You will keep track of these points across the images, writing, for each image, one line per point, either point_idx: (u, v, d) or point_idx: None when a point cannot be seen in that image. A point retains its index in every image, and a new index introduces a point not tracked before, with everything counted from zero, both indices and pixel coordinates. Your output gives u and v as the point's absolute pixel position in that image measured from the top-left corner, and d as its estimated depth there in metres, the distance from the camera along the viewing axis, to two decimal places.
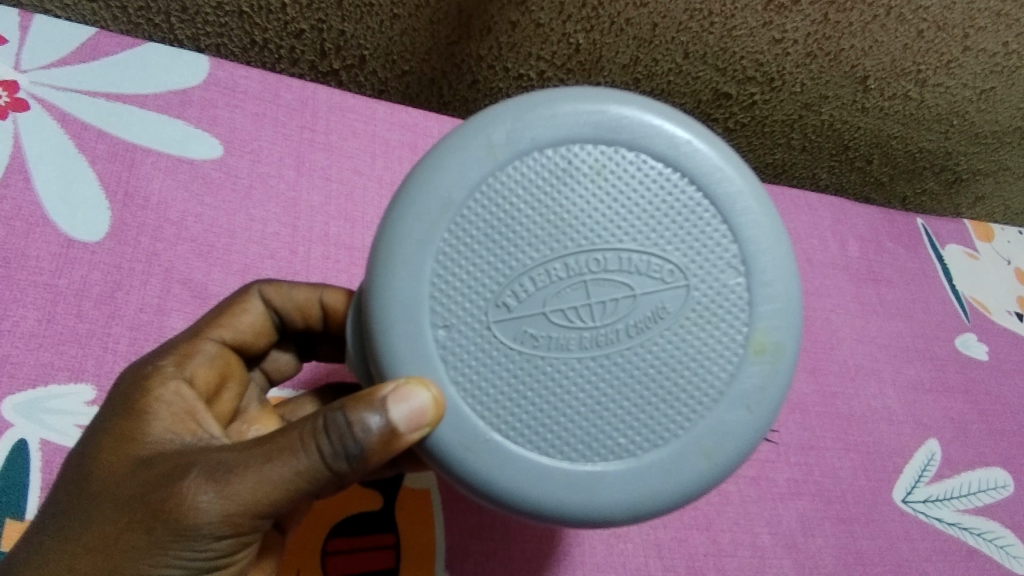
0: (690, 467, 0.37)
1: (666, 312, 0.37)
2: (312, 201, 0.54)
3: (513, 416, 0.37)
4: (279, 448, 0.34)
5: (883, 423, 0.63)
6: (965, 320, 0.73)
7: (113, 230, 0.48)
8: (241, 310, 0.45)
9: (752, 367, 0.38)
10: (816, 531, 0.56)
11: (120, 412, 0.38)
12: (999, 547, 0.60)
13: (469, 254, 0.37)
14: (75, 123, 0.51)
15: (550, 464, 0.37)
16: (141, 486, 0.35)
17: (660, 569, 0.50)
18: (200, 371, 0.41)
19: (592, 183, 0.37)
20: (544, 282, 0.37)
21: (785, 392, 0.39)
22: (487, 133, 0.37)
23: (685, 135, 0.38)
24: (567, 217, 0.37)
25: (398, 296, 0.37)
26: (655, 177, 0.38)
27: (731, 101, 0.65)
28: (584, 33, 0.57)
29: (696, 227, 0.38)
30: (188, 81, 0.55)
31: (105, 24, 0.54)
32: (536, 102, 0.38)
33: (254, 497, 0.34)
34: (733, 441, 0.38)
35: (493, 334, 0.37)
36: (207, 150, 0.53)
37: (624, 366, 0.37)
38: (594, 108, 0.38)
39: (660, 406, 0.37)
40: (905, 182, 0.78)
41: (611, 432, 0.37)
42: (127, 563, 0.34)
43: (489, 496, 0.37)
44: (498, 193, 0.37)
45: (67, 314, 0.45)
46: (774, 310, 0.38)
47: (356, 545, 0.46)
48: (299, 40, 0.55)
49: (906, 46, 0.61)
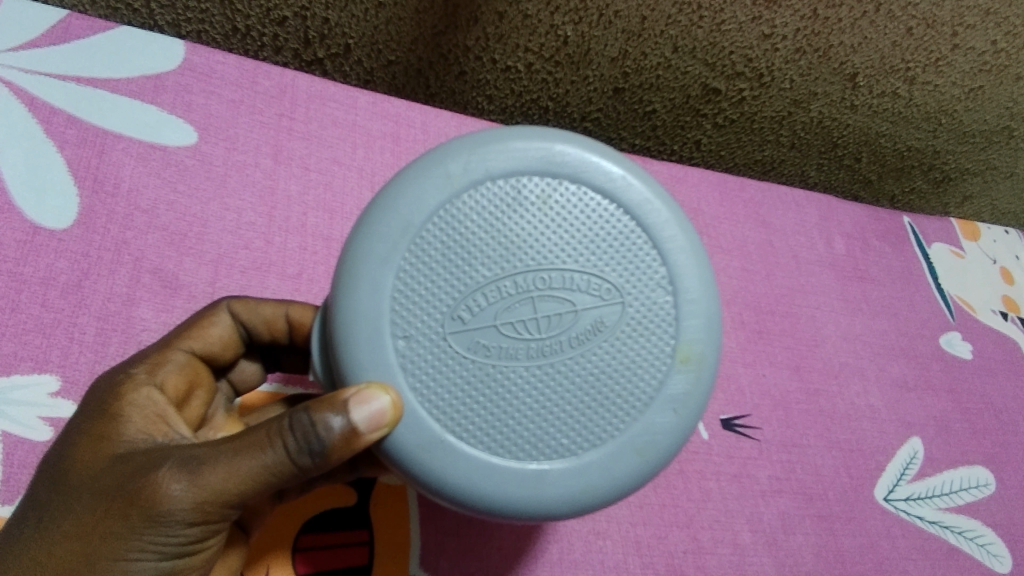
0: (624, 466, 0.37)
1: (605, 326, 0.37)
2: (290, 190, 0.53)
3: (466, 419, 0.36)
4: (248, 442, 0.34)
5: (866, 421, 0.63)
6: (950, 318, 0.72)
7: (81, 218, 0.47)
8: (209, 323, 0.44)
9: (678, 376, 0.37)
10: (796, 528, 0.55)
11: (97, 411, 0.37)
12: (980, 546, 0.60)
13: (425, 270, 0.37)
14: (44, 108, 0.49)
15: (499, 463, 0.36)
16: (116, 479, 0.34)
17: (638, 566, 0.50)
18: (171, 380, 0.41)
19: (540, 211, 0.37)
20: (495, 298, 0.37)
21: (708, 401, 0.39)
22: (441, 162, 0.37)
23: (620, 170, 0.39)
24: (517, 241, 0.37)
25: (359, 309, 0.36)
26: (594, 208, 0.38)
27: (720, 97, 0.65)
28: (573, 25, 0.56)
29: (630, 251, 0.38)
30: (164, 66, 0.53)
31: (82, 8, 0.53)
32: (489, 136, 0.38)
33: (224, 488, 0.34)
34: (664, 441, 0.37)
35: (449, 344, 0.36)
36: (181, 137, 0.52)
37: (568, 378, 0.37)
38: (541, 143, 0.38)
39: (596, 413, 0.37)
40: (894, 180, 0.78)
41: (555, 434, 0.36)
42: (103, 550, 0.33)
43: (443, 496, 0.37)
44: (453, 219, 0.37)
45: (30, 303, 0.44)
46: (699, 324, 0.38)
47: (328, 541, 0.45)
48: (282, 28, 0.54)
49: (895, 43, 0.61)
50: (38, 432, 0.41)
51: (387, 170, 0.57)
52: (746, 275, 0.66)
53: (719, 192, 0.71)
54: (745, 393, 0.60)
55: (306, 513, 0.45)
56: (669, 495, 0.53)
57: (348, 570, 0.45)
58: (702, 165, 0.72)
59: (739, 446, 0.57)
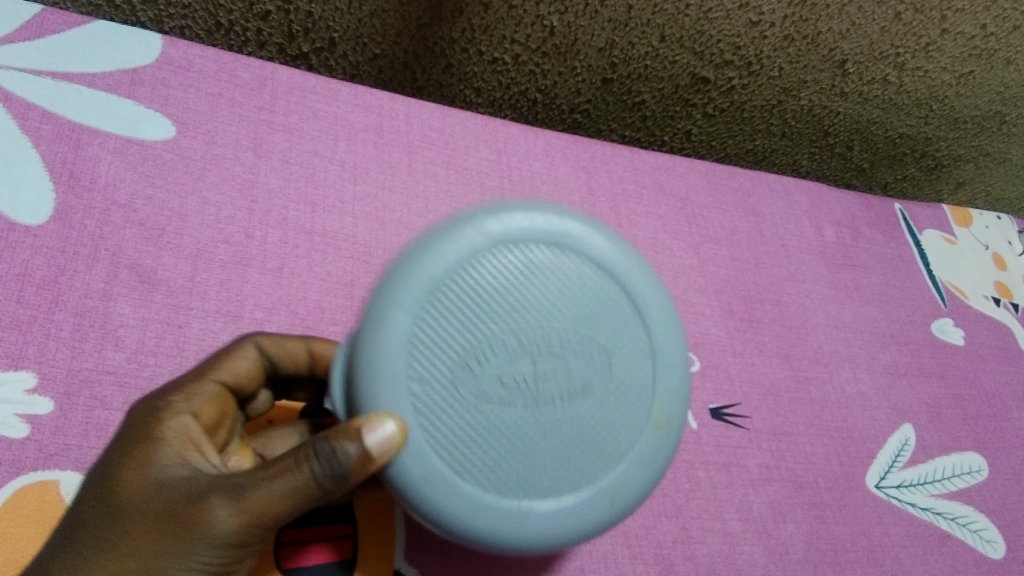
0: (598, 515, 0.37)
1: (595, 385, 0.38)
2: (270, 184, 0.53)
3: (465, 457, 0.36)
4: (281, 467, 0.36)
5: (857, 409, 0.62)
6: (941, 305, 0.72)
7: (57, 214, 0.46)
8: (237, 356, 0.43)
9: (650, 436, 0.38)
10: (787, 516, 0.55)
11: (139, 434, 0.37)
12: (972, 532, 0.60)
13: (439, 319, 0.36)
14: (18, 103, 0.49)
15: (490, 499, 0.36)
16: (164, 504, 0.35)
17: (627, 557, 0.49)
18: (208, 410, 0.40)
19: (546, 278, 0.38)
20: (501, 352, 0.37)
21: (673, 461, 0.40)
22: (459, 227, 0.38)
23: (621, 250, 0.40)
24: (524, 303, 0.37)
25: (377, 350, 0.36)
26: (594, 281, 0.38)
27: (709, 86, 0.64)
28: (558, 16, 0.56)
29: (621, 320, 0.39)
30: (142, 60, 0.53)
31: (66, 6, 0.53)
32: (506, 208, 0.39)
33: (264, 509, 0.35)
34: (635, 491, 0.38)
35: (456, 389, 0.36)
36: (159, 131, 0.51)
37: (558, 429, 0.37)
38: (553, 219, 0.39)
39: (579, 466, 0.37)
40: (887, 168, 0.78)
41: (543, 477, 0.37)
42: (153, 569, 0.35)
43: (434, 524, 0.37)
44: (468, 279, 0.37)
45: (6, 299, 0.43)
46: (673, 390, 0.39)
47: (311, 535, 0.45)
48: (265, 23, 0.54)
49: (883, 28, 0.61)
50: (16, 431, 0.40)
51: (370, 162, 0.57)
52: (735, 264, 0.66)
53: (708, 181, 0.70)
54: (734, 382, 0.59)
55: None
56: (657, 485, 0.53)
57: (332, 564, 0.44)
58: (693, 155, 0.72)
59: (729, 434, 0.57)
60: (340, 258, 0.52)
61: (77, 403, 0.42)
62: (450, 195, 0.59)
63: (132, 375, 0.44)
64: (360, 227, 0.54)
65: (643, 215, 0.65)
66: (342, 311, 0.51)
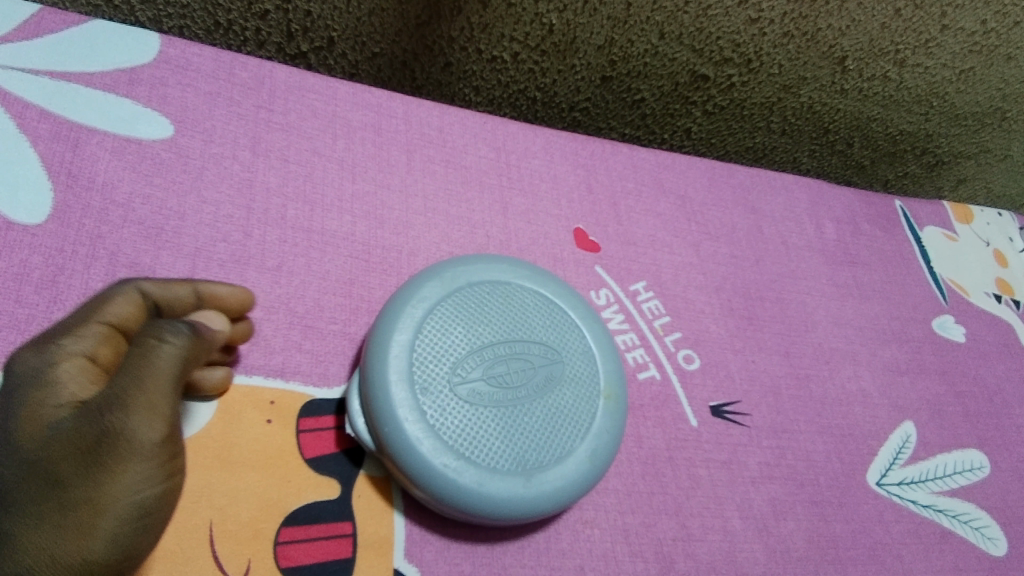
0: (583, 475, 0.45)
1: (552, 390, 0.47)
2: (268, 182, 0.53)
3: (454, 442, 0.43)
4: (144, 353, 0.36)
5: (858, 406, 0.62)
6: (942, 302, 0.72)
7: (56, 213, 0.46)
8: (116, 297, 0.39)
9: (599, 432, 0.47)
10: (787, 514, 0.55)
11: (29, 389, 0.35)
12: (973, 529, 0.60)
13: (434, 333, 0.46)
14: (16, 103, 0.49)
15: (476, 477, 0.43)
16: (73, 437, 0.34)
17: (627, 555, 0.49)
18: (103, 350, 0.38)
19: (513, 303, 0.49)
20: (481, 360, 0.46)
21: (615, 453, 0.48)
22: (446, 270, 0.49)
23: (565, 286, 0.52)
24: (497, 322, 0.48)
25: (387, 354, 0.44)
26: (548, 306, 0.50)
27: (708, 84, 0.64)
28: (557, 14, 0.56)
29: (570, 337, 0.49)
30: (140, 59, 0.53)
31: (65, 7, 0.54)
32: (478, 258, 0.50)
33: (156, 399, 0.35)
34: (587, 476, 0.46)
35: (447, 387, 0.45)
36: (156, 130, 0.51)
37: (525, 422, 0.45)
38: (513, 264, 0.51)
39: (556, 437, 0.45)
40: (887, 165, 0.77)
41: (516, 459, 0.44)
42: (90, 499, 0.33)
43: (428, 495, 0.43)
44: (455, 305, 0.47)
45: (4, 298, 0.43)
46: (613, 394, 0.48)
47: (310, 533, 0.44)
48: (264, 22, 0.54)
49: (884, 25, 0.61)
50: None
51: (369, 160, 0.57)
52: (735, 262, 0.66)
53: (708, 179, 0.70)
54: (734, 379, 0.59)
55: (289, 505, 0.44)
56: (657, 482, 0.52)
57: (331, 562, 0.43)
58: (693, 153, 0.72)
59: (729, 432, 0.56)
60: (338, 256, 0.52)
61: None
62: (449, 194, 0.59)
63: None
64: (358, 225, 0.54)
65: (642, 213, 0.65)
66: (340, 309, 0.51)
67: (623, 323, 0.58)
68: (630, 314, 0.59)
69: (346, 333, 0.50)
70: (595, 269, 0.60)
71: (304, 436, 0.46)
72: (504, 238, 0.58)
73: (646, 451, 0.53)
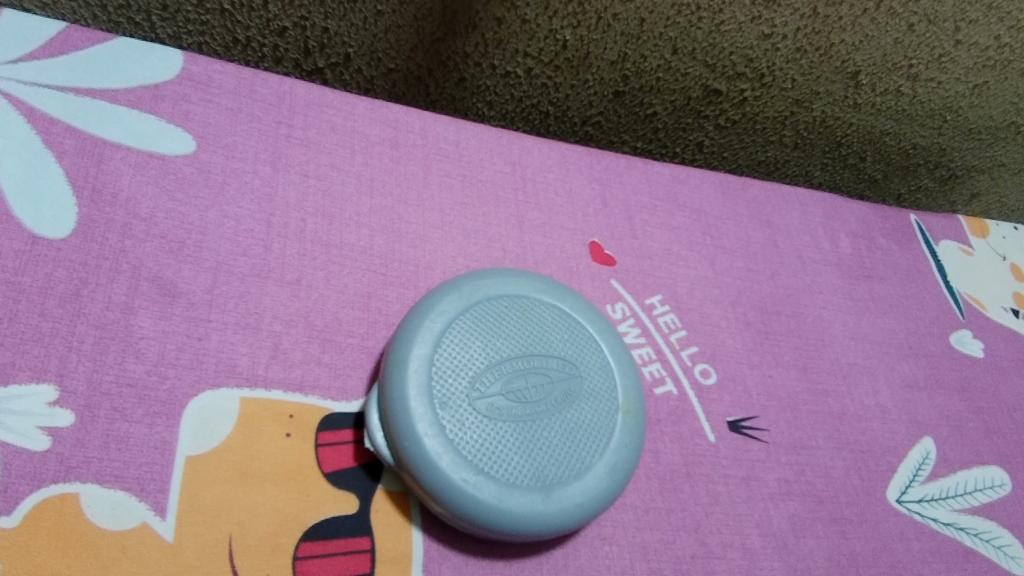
0: (601, 491, 0.45)
1: (571, 404, 0.46)
2: (288, 197, 0.53)
3: (474, 458, 0.43)
4: None
5: (877, 421, 0.62)
6: (959, 316, 0.72)
7: (80, 227, 0.47)
8: None
9: (618, 447, 0.46)
10: (808, 531, 0.54)
11: None
12: (996, 547, 0.59)
13: (452, 347, 0.46)
14: (42, 119, 0.49)
15: (495, 492, 0.43)
16: None
17: (646, 572, 0.49)
18: None
19: (531, 316, 0.49)
20: (500, 374, 0.46)
21: (634, 469, 0.48)
22: (462, 285, 0.49)
23: (581, 299, 0.52)
24: (516, 336, 0.48)
25: (405, 368, 0.44)
26: (565, 319, 0.50)
27: (721, 99, 0.64)
28: (571, 29, 0.56)
29: (587, 350, 0.49)
30: (162, 75, 0.54)
31: (86, 23, 0.54)
32: (494, 272, 0.50)
33: None
34: (607, 491, 0.45)
35: (466, 402, 0.45)
36: (179, 145, 0.52)
37: (544, 437, 0.45)
38: (529, 278, 0.51)
39: (575, 452, 0.45)
40: (900, 179, 0.77)
41: (535, 474, 0.44)
42: None
43: (447, 511, 0.43)
44: (473, 320, 0.47)
45: (29, 312, 0.43)
46: (630, 408, 0.48)
47: (328, 547, 0.43)
48: (282, 38, 0.55)
49: (897, 40, 0.61)
50: (38, 443, 0.41)
51: (386, 175, 0.57)
52: (750, 276, 0.66)
53: (722, 193, 0.70)
54: (751, 394, 0.59)
55: (307, 520, 0.44)
56: (676, 498, 0.52)
57: None
58: (704, 166, 0.72)
59: (747, 448, 0.56)
60: (356, 270, 0.53)
61: (97, 415, 0.42)
62: (466, 208, 0.59)
63: (152, 387, 0.44)
64: (377, 239, 0.54)
65: (658, 227, 0.65)
66: (359, 322, 0.51)
67: (640, 337, 0.58)
68: (646, 328, 0.59)
69: (364, 346, 0.50)
70: (611, 282, 0.60)
71: (323, 450, 0.46)
72: (520, 252, 0.59)
73: (664, 467, 0.53)
